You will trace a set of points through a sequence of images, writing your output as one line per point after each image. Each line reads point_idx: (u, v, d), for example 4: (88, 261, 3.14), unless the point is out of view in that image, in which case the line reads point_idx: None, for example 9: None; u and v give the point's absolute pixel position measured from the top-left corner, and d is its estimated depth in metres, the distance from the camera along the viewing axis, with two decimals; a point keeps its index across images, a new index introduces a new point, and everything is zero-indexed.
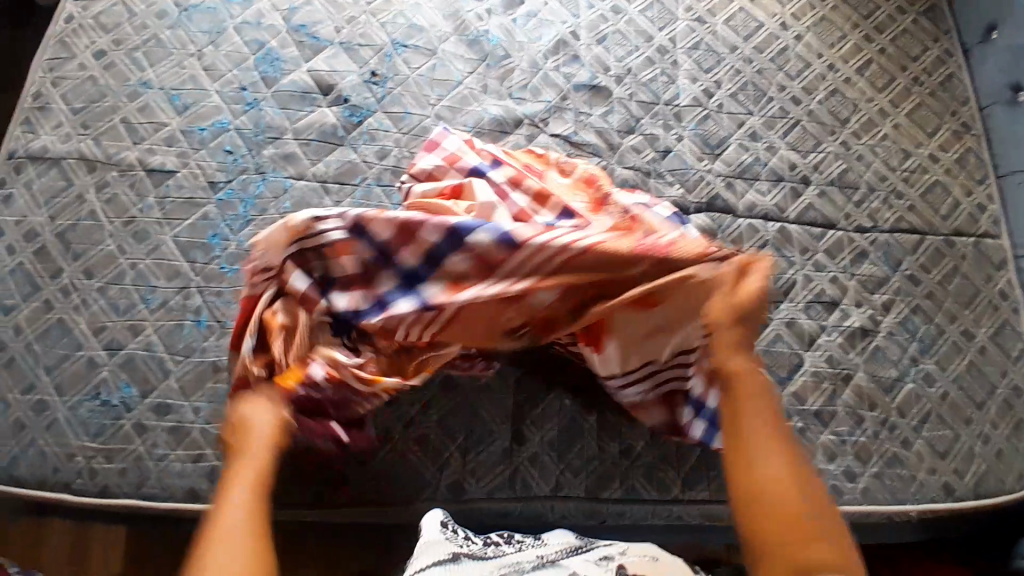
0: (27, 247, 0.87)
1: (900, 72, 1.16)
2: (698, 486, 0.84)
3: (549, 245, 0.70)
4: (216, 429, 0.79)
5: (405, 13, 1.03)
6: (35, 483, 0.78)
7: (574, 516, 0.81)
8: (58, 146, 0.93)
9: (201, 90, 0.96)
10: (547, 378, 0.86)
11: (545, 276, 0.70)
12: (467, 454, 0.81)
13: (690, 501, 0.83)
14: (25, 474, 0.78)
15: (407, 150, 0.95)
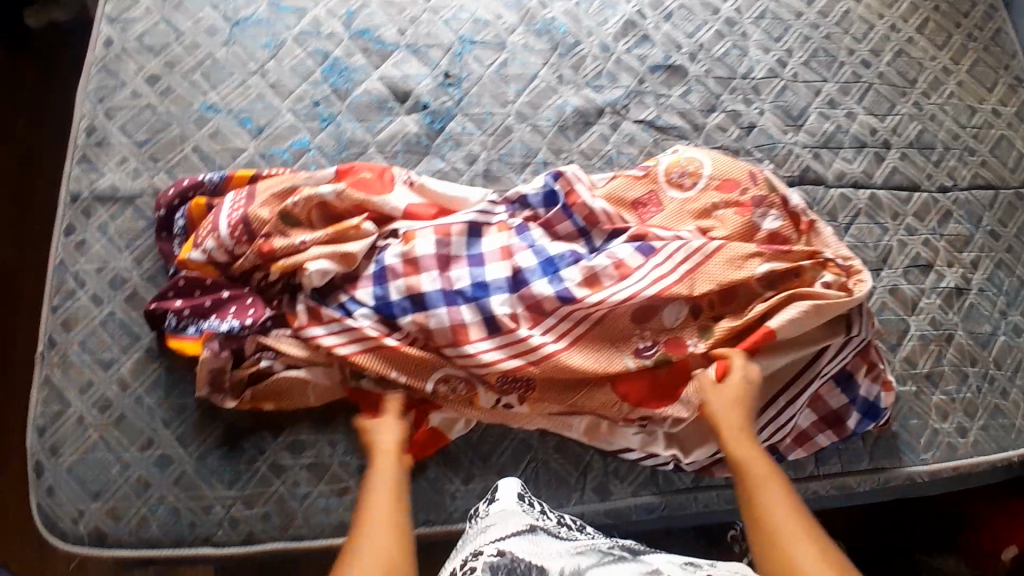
0: (117, 294, 0.81)
1: (954, 29, 1.10)
2: (831, 460, 0.84)
3: (672, 267, 0.76)
4: (356, 460, 0.77)
5: (467, 7, 0.99)
6: (173, 540, 0.74)
7: (715, 502, 0.82)
8: (128, 184, 0.87)
9: (273, 110, 0.91)
10: None
11: (671, 293, 0.75)
12: (606, 454, 0.82)
13: (826, 476, 0.84)
14: (161, 532, 0.74)
15: (495, 151, 0.91)
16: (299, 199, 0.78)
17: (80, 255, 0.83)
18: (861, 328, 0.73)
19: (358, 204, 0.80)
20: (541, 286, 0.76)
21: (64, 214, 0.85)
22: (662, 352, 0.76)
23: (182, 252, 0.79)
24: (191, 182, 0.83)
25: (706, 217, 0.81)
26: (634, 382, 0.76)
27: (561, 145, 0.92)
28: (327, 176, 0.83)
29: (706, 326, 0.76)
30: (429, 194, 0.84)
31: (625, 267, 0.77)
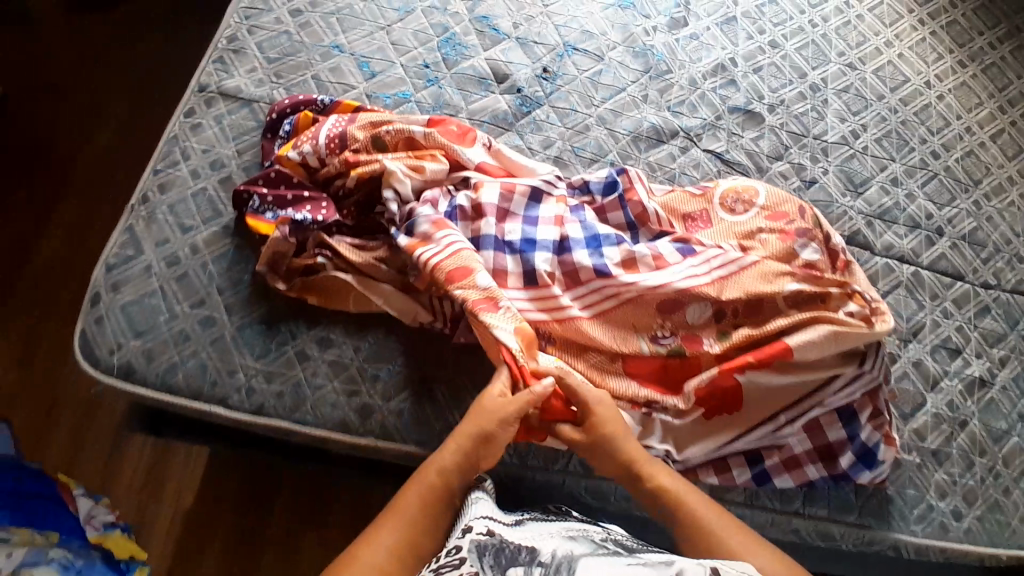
0: (214, 174, 0.90)
1: None
2: (817, 504, 0.84)
3: (703, 270, 0.82)
4: (373, 369, 0.83)
5: (578, 19, 1.08)
6: (191, 393, 0.79)
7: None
8: (251, 90, 0.96)
9: (388, 61, 1.00)
10: None
11: (697, 293, 0.80)
12: None
13: (809, 516, 0.84)
14: (183, 383, 0.79)
15: (570, 143, 0.98)
16: (394, 131, 0.89)
17: (192, 135, 0.92)
18: (871, 364, 0.79)
19: (440, 149, 0.89)
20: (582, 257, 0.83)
21: (190, 99, 0.95)
22: (678, 343, 0.81)
23: (281, 150, 0.89)
24: (304, 98, 0.93)
25: (749, 238, 0.86)
26: (644, 365, 0.82)
27: (631, 153, 0.99)
28: (419, 120, 0.92)
29: (725, 332, 0.81)
30: (502, 158, 0.92)
31: (663, 261, 0.83)
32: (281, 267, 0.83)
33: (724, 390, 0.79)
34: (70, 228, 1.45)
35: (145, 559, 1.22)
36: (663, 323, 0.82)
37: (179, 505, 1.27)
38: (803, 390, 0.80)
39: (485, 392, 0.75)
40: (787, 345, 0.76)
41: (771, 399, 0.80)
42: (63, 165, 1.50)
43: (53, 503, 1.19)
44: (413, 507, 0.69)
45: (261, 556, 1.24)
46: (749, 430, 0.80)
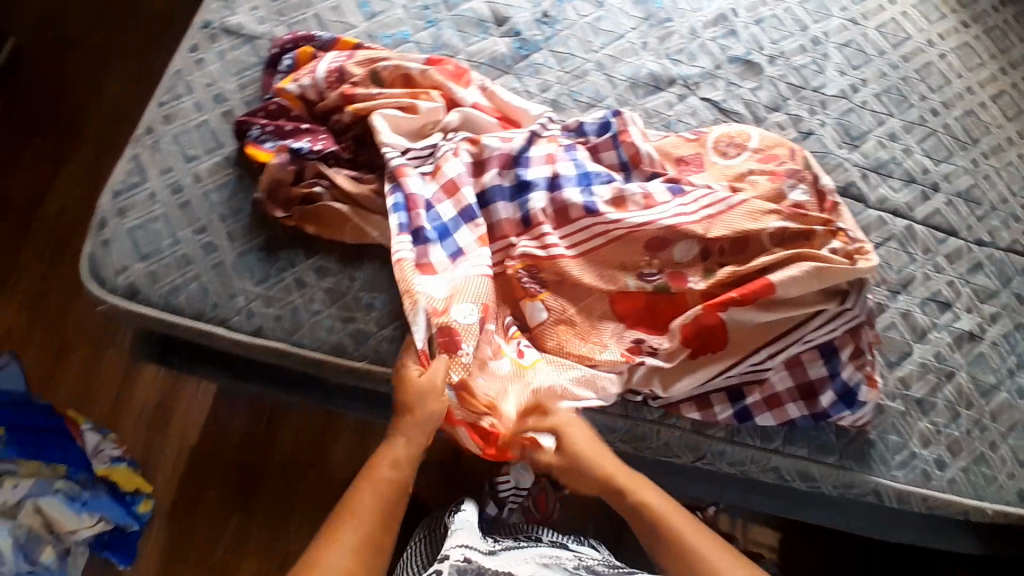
0: (217, 107, 0.91)
1: None
2: (797, 443, 0.87)
3: (690, 209, 0.83)
4: (368, 297, 0.86)
5: None
6: (193, 314, 0.82)
7: (676, 444, 0.86)
8: (254, 27, 0.97)
9: (389, 2, 1.00)
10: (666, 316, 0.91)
11: (682, 230, 0.82)
12: None
13: (789, 455, 0.87)
14: (186, 304, 0.82)
15: (567, 88, 0.98)
16: (393, 70, 0.90)
17: (196, 69, 0.93)
18: (853, 301, 0.81)
19: (436, 89, 0.91)
20: (572, 194, 0.84)
21: (194, 35, 0.96)
22: (664, 280, 0.82)
23: (281, 82, 0.90)
24: (306, 35, 0.94)
25: (739, 181, 0.87)
26: (630, 303, 0.84)
27: (628, 99, 0.99)
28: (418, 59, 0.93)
29: (710, 269, 0.83)
30: (497, 100, 0.93)
31: (651, 199, 0.84)
32: (278, 194, 0.85)
33: (710, 328, 0.81)
34: (83, 173, 1.48)
35: (151, 492, 1.28)
36: (649, 260, 0.83)
37: (183, 444, 1.31)
38: (784, 326, 0.82)
39: (405, 375, 0.78)
40: (770, 282, 0.78)
41: (754, 334, 0.82)
42: (74, 112, 1.53)
43: (59, 436, 1.24)
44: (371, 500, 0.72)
45: (261, 494, 1.28)
46: (731, 366, 0.82)
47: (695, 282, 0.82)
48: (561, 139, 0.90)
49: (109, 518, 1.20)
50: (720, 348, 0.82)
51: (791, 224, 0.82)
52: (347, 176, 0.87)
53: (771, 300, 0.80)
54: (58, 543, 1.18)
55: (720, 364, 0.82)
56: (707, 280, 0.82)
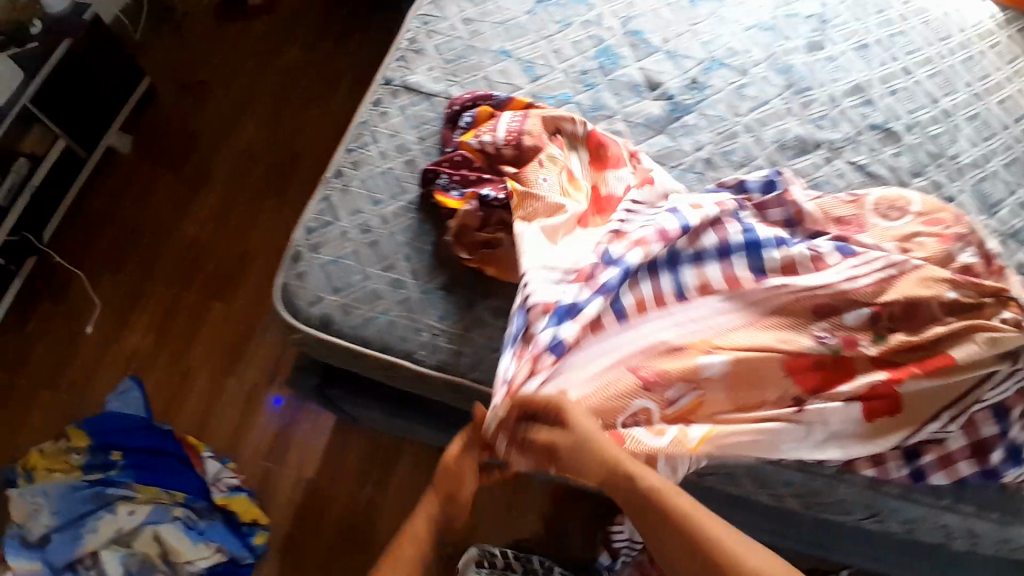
0: (400, 157, 0.98)
1: None
2: (967, 502, 0.87)
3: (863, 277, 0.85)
4: None
5: (724, 37, 1.14)
6: (381, 345, 0.86)
7: (851, 502, 0.88)
8: (429, 85, 1.04)
9: (549, 67, 1.07)
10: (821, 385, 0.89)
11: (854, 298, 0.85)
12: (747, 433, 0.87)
13: (960, 514, 0.87)
14: (375, 336, 0.86)
15: (721, 147, 1.03)
16: (559, 151, 0.95)
17: (379, 122, 1.01)
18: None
19: (596, 172, 0.96)
20: (737, 261, 0.86)
21: (375, 92, 1.04)
22: (838, 342, 0.84)
23: (466, 139, 0.96)
24: (483, 95, 1.00)
25: (913, 243, 0.90)
26: (806, 377, 0.83)
27: (778, 160, 1.04)
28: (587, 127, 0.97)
29: (881, 334, 0.85)
30: (646, 176, 0.94)
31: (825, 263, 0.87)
32: (467, 238, 0.90)
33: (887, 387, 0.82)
34: (215, 210, 1.59)
35: (266, 525, 1.27)
36: (823, 325, 0.85)
37: (298, 472, 1.32)
38: (958, 390, 0.83)
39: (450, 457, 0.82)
40: (951, 354, 0.81)
41: (929, 396, 0.83)
42: (207, 154, 1.66)
43: (182, 464, 1.29)
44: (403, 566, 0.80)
45: (375, 531, 1.28)
46: (905, 429, 0.83)
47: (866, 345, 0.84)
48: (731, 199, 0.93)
49: (221, 546, 1.22)
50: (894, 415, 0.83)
51: (963, 286, 0.85)
52: (513, 236, 0.88)
53: (948, 368, 0.81)
54: (170, 574, 1.20)
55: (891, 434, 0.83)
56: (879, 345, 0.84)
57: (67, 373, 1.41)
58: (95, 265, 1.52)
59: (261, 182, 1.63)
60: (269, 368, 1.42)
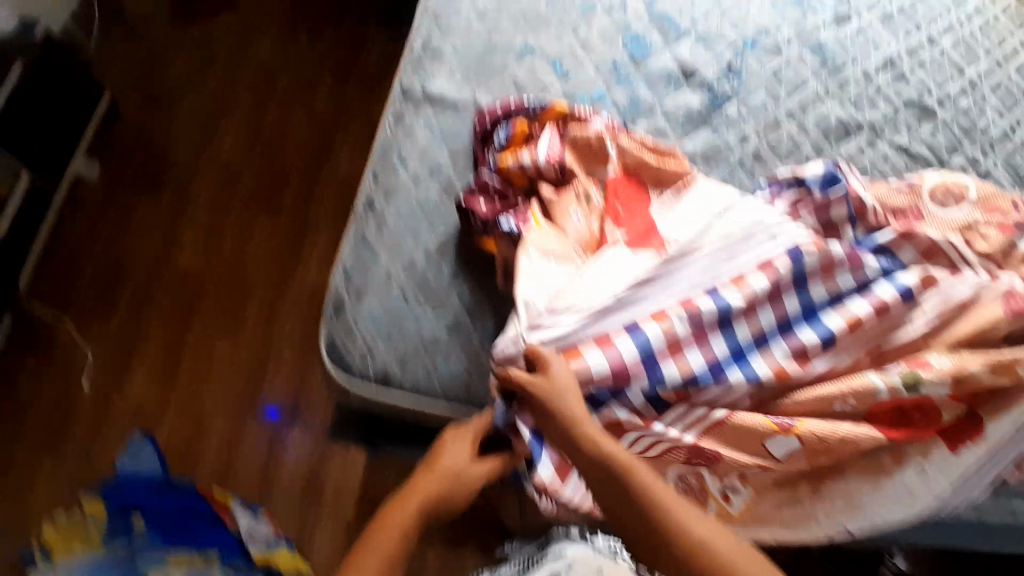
0: (433, 181, 0.90)
1: None
2: None
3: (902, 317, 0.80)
4: None
5: (752, 15, 1.08)
6: (447, 396, 0.80)
7: None
8: (452, 94, 0.95)
9: (579, 62, 0.99)
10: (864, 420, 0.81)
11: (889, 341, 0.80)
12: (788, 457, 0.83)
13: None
14: (439, 388, 0.80)
15: (767, 138, 0.98)
16: (592, 194, 0.86)
17: (405, 139, 0.92)
18: None
19: (613, 221, 0.85)
20: (768, 320, 0.79)
21: (394, 105, 0.95)
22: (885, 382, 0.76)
23: (500, 158, 0.88)
24: (516, 105, 0.92)
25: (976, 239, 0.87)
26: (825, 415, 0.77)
27: (824, 146, 1.00)
28: (633, 134, 0.92)
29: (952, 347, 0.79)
30: (658, 229, 0.84)
31: (886, 313, 0.79)
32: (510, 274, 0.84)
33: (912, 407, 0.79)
34: (204, 238, 1.48)
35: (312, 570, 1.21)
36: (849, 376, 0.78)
37: (338, 508, 1.27)
38: None
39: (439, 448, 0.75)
40: None
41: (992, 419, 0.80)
42: (186, 176, 1.54)
43: (216, 521, 1.21)
44: None
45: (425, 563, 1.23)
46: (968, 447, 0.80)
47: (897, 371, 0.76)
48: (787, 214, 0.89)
49: None
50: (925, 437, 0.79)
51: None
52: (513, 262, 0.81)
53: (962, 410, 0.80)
54: None
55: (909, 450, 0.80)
56: (908, 374, 0.76)
57: (72, 430, 1.31)
58: (81, 310, 1.40)
59: (251, 201, 1.52)
60: (290, 403, 1.35)
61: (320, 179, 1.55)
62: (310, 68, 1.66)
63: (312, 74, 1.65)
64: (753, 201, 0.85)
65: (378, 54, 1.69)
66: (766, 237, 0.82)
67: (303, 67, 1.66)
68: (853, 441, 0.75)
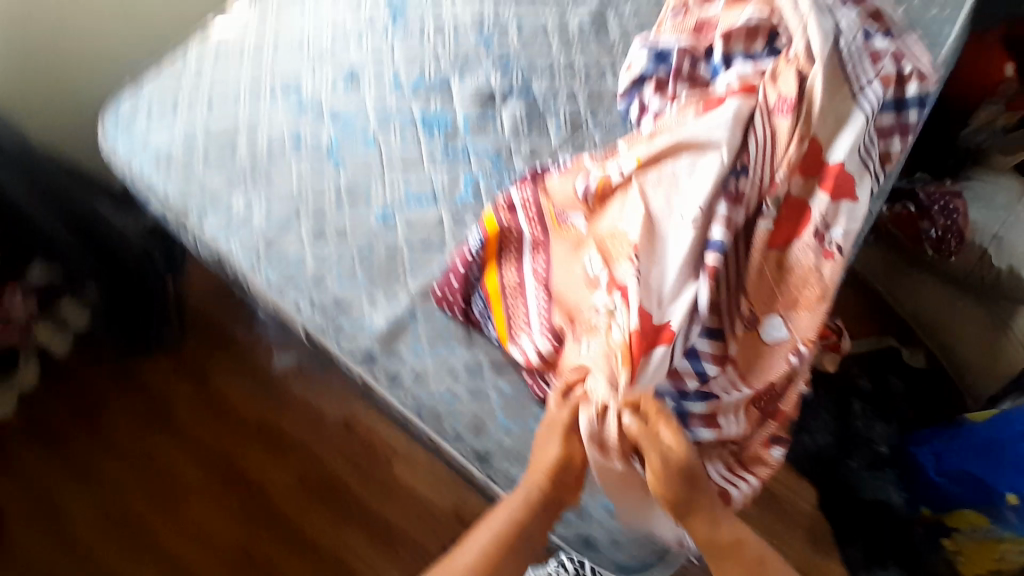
0: (482, 374, 0.84)
1: None
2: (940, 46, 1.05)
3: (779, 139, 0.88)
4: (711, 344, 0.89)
5: (454, 17, 1.07)
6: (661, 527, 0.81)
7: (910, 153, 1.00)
8: (395, 311, 0.86)
9: (423, 178, 0.93)
10: (810, 217, 0.87)
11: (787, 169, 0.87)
12: (814, 294, 0.86)
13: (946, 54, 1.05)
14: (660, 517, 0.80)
15: (582, 77, 1.02)
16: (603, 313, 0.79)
17: (425, 382, 0.83)
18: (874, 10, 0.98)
19: (660, 340, 0.76)
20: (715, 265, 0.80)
21: (377, 374, 0.85)
22: (778, 207, 0.87)
23: (502, 327, 0.85)
24: (463, 260, 0.87)
25: None
26: (779, 274, 0.87)
27: (610, 44, 1.06)
28: (547, 173, 0.92)
29: (834, 82, 0.89)
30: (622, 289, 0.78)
31: (759, 142, 0.87)
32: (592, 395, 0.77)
33: (798, 218, 0.88)
34: None
35: None
36: (782, 217, 0.87)
37: None
38: (891, 74, 0.93)
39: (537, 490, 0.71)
40: (873, 52, 0.93)
41: (885, 96, 0.93)
42: None
43: None
44: (464, 565, 0.67)
45: None
46: (880, 126, 0.94)
47: (770, 211, 0.87)
48: (664, 104, 0.94)
49: None
50: (832, 214, 0.86)
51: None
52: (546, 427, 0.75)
53: (840, 138, 0.89)
54: None
55: (836, 227, 0.86)
56: (777, 200, 0.87)
57: None
58: None
59: None
60: None
61: (286, 511, 1.29)
62: (145, 460, 1.33)
63: (156, 462, 1.33)
64: (667, 188, 0.84)
65: (178, 377, 1.41)
66: (673, 194, 0.84)
67: (141, 467, 1.33)
68: (793, 269, 0.87)
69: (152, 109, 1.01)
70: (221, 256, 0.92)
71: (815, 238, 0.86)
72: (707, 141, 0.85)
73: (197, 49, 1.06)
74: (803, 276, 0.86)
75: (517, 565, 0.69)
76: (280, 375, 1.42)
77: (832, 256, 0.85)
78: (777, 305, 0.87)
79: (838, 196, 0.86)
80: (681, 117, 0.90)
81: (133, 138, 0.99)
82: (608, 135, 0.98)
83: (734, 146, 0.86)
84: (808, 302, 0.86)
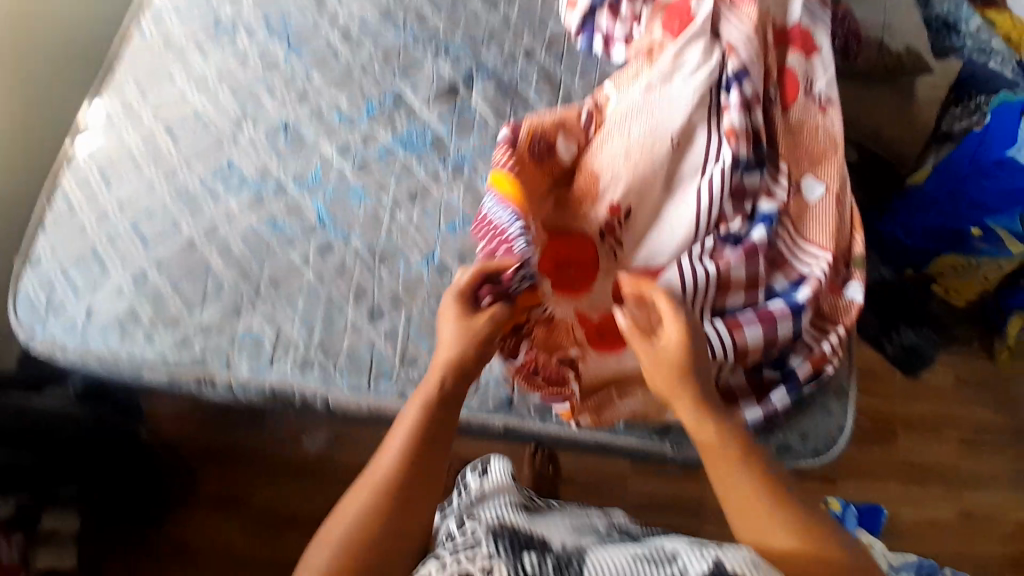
0: None
1: None
2: None
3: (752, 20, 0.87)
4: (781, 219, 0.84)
5: (364, 21, 0.95)
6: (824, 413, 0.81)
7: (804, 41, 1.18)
8: None
9: (443, 203, 0.84)
10: (800, 77, 0.90)
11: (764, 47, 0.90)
12: (832, 147, 0.89)
13: None
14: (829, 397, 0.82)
15: (525, 32, 0.96)
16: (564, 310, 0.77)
17: None
18: None
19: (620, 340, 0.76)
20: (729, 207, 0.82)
21: (521, 416, 0.77)
22: (773, 89, 0.89)
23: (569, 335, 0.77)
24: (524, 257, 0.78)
25: None
26: (807, 137, 0.89)
27: None
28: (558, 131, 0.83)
29: None
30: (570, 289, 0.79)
31: (743, 31, 0.87)
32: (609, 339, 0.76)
33: (791, 82, 0.90)
34: None
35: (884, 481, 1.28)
36: (781, 93, 0.90)
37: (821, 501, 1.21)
38: None
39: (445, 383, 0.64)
40: None
41: None
42: None
43: None
44: (388, 467, 0.59)
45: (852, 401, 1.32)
46: None
47: (774, 94, 0.89)
48: (627, 27, 0.93)
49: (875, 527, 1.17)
50: (811, 70, 0.92)
51: None
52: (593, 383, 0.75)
53: (783, 2, 0.94)
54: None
55: (818, 79, 0.92)
56: (772, 78, 0.90)
57: None
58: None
59: None
60: None
61: None
62: None
63: None
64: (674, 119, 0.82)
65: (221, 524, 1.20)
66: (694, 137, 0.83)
67: None
68: (813, 129, 0.89)
69: (70, 277, 0.79)
70: (272, 388, 0.76)
71: (807, 97, 0.90)
72: (694, 57, 0.85)
73: (74, 181, 0.84)
74: (825, 137, 0.89)
75: (444, 449, 0.62)
76: (318, 461, 1.23)
77: (827, 107, 0.90)
78: (804, 167, 0.88)
79: (808, 49, 0.92)
80: (655, 35, 0.89)
81: (71, 318, 0.78)
82: (586, 78, 0.94)
83: (717, 62, 0.85)
84: (835, 156, 0.88)
